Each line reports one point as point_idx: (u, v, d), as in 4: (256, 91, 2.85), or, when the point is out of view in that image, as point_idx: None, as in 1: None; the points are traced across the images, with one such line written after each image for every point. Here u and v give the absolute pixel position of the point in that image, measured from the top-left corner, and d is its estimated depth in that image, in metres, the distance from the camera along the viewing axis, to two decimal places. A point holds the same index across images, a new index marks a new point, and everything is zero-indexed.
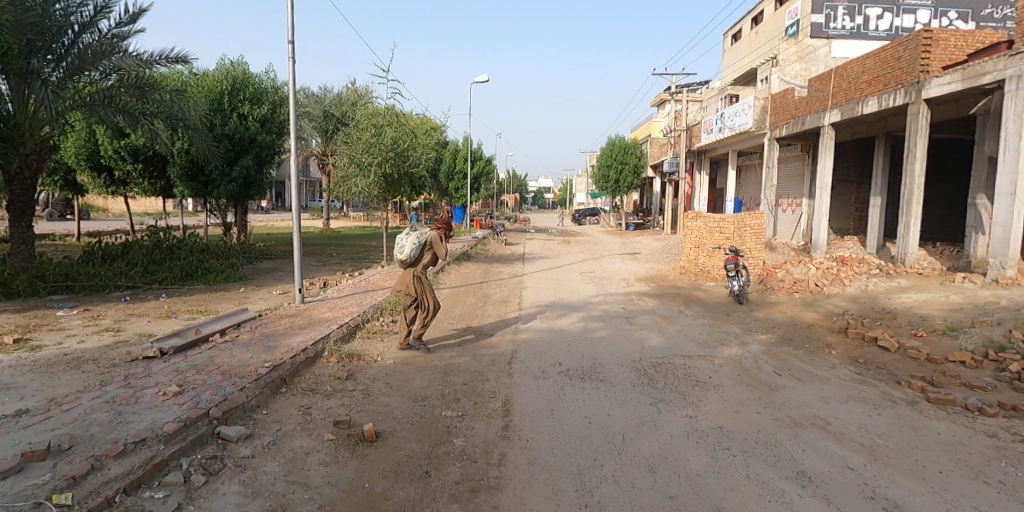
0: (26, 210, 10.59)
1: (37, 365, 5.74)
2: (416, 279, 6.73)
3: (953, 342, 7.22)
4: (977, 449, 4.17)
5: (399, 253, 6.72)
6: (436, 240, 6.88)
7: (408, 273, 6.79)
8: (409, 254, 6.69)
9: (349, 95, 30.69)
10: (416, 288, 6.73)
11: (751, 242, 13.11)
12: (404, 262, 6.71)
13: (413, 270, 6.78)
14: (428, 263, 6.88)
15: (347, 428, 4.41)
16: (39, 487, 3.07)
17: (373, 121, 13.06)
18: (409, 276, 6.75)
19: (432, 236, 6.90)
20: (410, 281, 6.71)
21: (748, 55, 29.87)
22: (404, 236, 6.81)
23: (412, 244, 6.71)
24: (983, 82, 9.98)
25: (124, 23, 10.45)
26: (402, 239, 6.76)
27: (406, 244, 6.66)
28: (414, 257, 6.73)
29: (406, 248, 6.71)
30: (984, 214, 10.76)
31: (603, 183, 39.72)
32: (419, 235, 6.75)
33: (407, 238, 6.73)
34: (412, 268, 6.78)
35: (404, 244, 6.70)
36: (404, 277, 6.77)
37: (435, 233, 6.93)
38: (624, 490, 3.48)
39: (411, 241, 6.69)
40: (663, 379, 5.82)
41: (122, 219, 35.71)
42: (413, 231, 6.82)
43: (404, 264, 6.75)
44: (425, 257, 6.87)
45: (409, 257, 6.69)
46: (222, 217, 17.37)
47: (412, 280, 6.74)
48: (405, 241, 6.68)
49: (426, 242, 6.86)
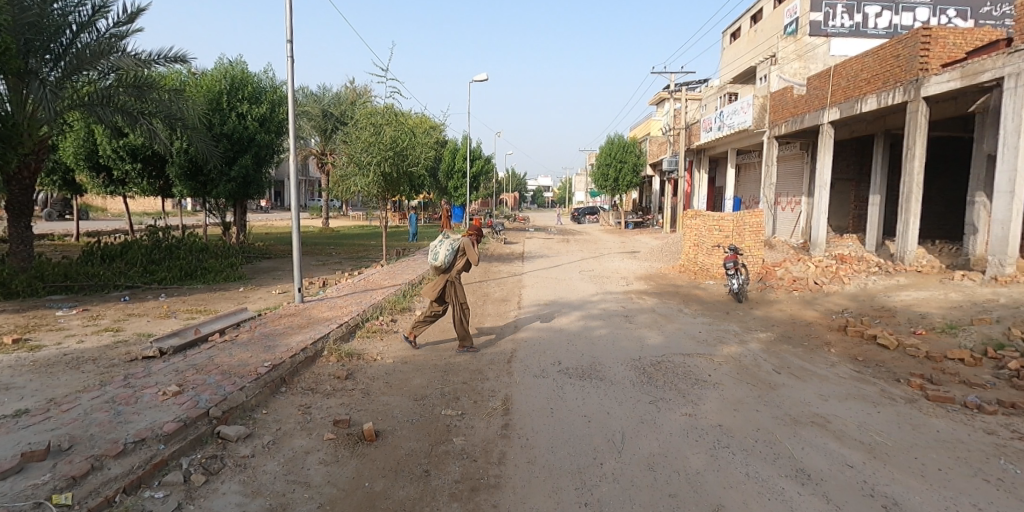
0: (25, 210, 10.58)
1: (37, 365, 5.74)
2: (450, 286, 6.72)
3: (952, 340, 7.23)
4: (977, 447, 4.18)
5: (434, 259, 6.73)
6: (469, 245, 6.86)
7: (442, 279, 6.79)
8: (444, 261, 6.69)
9: (348, 94, 30.67)
10: (450, 294, 6.72)
11: (750, 240, 13.13)
12: (438, 268, 6.72)
13: (447, 276, 6.77)
14: (462, 269, 6.87)
15: (347, 427, 4.41)
16: (39, 488, 3.06)
17: (372, 120, 13.05)
18: (443, 282, 6.75)
19: (464, 242, 6.89)
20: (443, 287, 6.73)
21: (746, 53, 29.87)
22: (438, 242, 6.81)
23: (447, 250, 6.70)
24: (982, 80, 9.99)
25: (122, 23, 10.44)
26: (436, 245, 6.75)
27: (440, 250, 6.66)
28: (448, 263, 6.72)
29: (442, 254, 6.70)
30: (983, 212, 10.76)
31: (602, 182, 39.70)
32: (453, 241, 6.74)
33: (441, 244, 6.72)
34: (446, 274, 6.78)
35: (438, 250, 6.70)
36: (438, 283, 6.79)
37: (467, 238, 6.92)
38: (623, 489, 3.48)
39: (445, 248, 6.68)
40: (662, 378, 5.83)
41: (121, 219, 35.69)
42: (446, 237, 6.81)
43: (438, 270, 6.76)
44: (459, 262, 6.86)
45: (443, 264, 6.69)
46: (221, 217, 17.36)
47: (446, 286, 6.74)
48: (438, 248, 6.69)
49: (459, 248, 6.85)
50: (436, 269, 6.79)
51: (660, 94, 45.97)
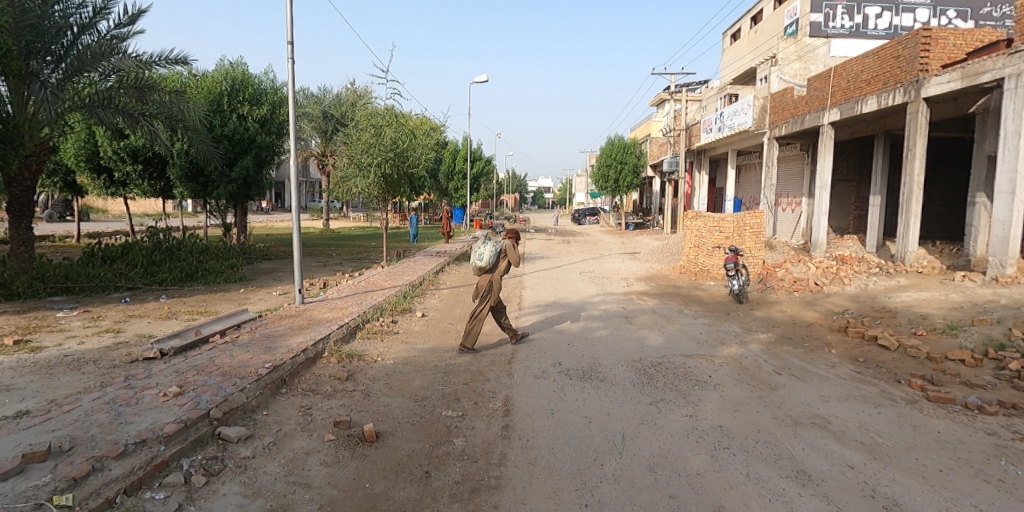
0: (26, 211, 10.60)
1: (38, 366, 5.76)
2: (493, 285, 6.82)
3: (953, 341, 7.23)
4: (977, 448, 4.18)
5: (478, 260, 6.81)
6: (511, 247, 6.98)
7: (484, 280, 6.86)
8: (488, 262, 6.78)
9: (349, 95, 30.69)
10: (492, 294, 6.82)
11: (750, 241, 13.16)
12: (483, 269, 6.80)
13: (490, 276, 6.85)
14: (504, 270, 6.97)
15: (348, 428, 4.41)
16: (40, 488, 3.07)
17: (373, 121, 13.06)
18: (486, 282, 6.84)
19: (505, 244, 7.01)
20: (486, 287, 6.82)
21: (746, 54, 29.89)
22: (481, 244, 6.90)
23: (490, 251, 6.79)
24: (982, 81, 9.99)
25: (123, 24, 10.46)
26: (480, 247, 6.84)
27: (485, 251, 6.76)
28: (492, 265, 6.80)
29: (485, 255, 6.79)
30: (983, 213, 10.75)
31: (603, 183, 39.72)
32: (496, 243, 6.86)
33: (485, 246, 6.82)
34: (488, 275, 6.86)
35: (482, 252, 6.78)
36: (480, 284, 6.86)
37: (508, 240, 7.05)
38: (624, 490, 3.48)
39: (490, 249, 6.79)
40: (663, 378, 5.83)
41: (122, 220, 35.75)
42: (489, 239, 6.91)
43: (481, 271, 6.83)
44: (501, 264, 6.95)
45: (487, 265, 6.77)
46: (222, 218, 17.38)
47: (488, 286, 6.82)
48: (483, 249, 6.78)
49: (501, 250, 6.95)
50: (478, 270, 6.86)
51: (660, 95, 45.98)
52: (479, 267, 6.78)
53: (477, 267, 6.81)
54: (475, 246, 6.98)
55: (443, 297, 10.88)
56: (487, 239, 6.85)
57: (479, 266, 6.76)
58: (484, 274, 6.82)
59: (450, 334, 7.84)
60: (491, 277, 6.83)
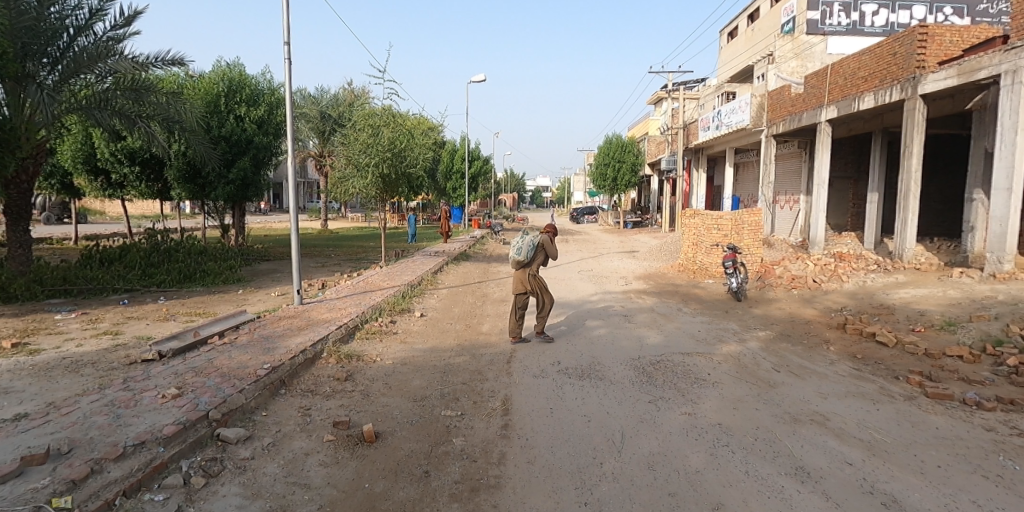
0: (23, 214, 10.58)
1: (37, 369, 5.74)
2: (533, 278, 7.23)
3: (951, 337, 7.24)
4: (976, 444, 4.19)
5: (518, 254, 7.19)
6: (547, 241, 7.36)
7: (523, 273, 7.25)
8: (527, 255, 7.18)
9: (346, 96, 30.66)
10: (533, 285, 7.22)
11: (749, 239, 13.06)
12: (522, 262, 7.19)
13: (529, 268, 7.27)
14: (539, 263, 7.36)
15: (347, 428, 4.41)
16: (39, 491, 3.06)
17: (370, 121, 13.06)
18: (526, 275, 7.25)
19: (542, 238, 7.39)
20: (526, 279, 7.22)
21: (743, 52, 29.91)
22: (519, 238, 7.27)
23: (529, 245, 7.19)
24: (978, 77, 10.02)
25: (119, 26, 10.44)
26: (519, 241, 7.22)
27: (523, 246, 7.13)
28: (529, 258, 7.21)
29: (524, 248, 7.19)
30: (980, 209, 10.77)
31: (601, 182, 39.76)
32: (533, 238, 7.24)
33: (524, 240, 7.19)
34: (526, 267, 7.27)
35: (521, 246, 7.17)
36: (520, 277, 7.26)
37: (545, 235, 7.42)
38: (623, 488, 3.49)
39: (527, 243, 7.16)
40: (662, 377, 5.84)
41: (120, 223, 35.68)
42: (526, 234, 7.27)
43: (520, 264, 7.22)
44: (538, 257, 7.37)
45: (526, 259, 7.17)
46: (220, 219, 17.37)
47: (528, 278, 7.24)
48: (522, 244, 7.16)
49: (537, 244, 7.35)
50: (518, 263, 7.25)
51: (658, 93, 45.98)
52: (518, 261, 7.15)
53: (516, 261, 7.19)
54: (512, 241, 7.35)
55: (442, 297, 10.88)
56: (525, 233, 7.22)
57: (520, 260, 7.14)
58: (524, 268, 7.21)
59: (449, 334, 7.84)
60: (530, 270, 7.24)
